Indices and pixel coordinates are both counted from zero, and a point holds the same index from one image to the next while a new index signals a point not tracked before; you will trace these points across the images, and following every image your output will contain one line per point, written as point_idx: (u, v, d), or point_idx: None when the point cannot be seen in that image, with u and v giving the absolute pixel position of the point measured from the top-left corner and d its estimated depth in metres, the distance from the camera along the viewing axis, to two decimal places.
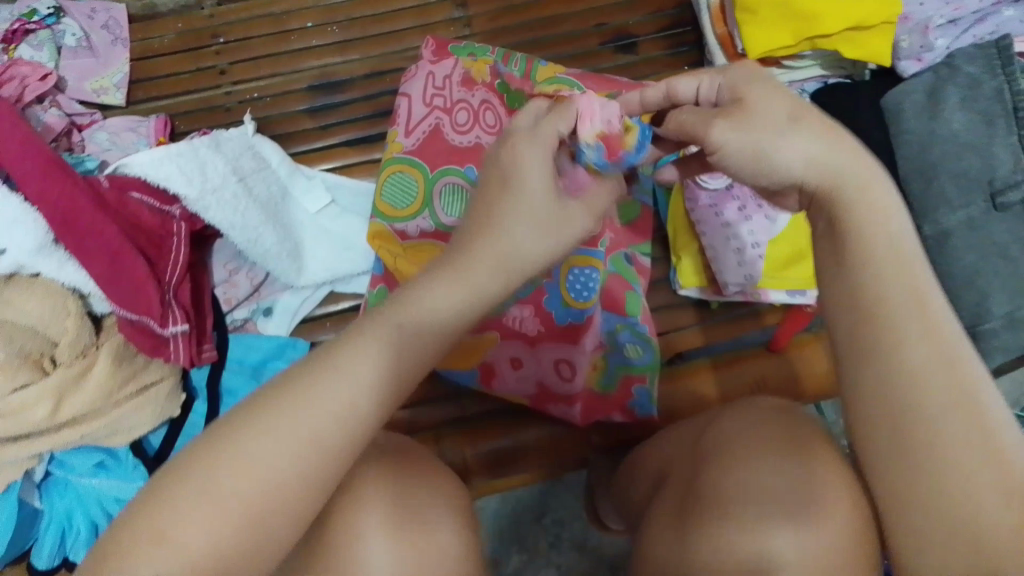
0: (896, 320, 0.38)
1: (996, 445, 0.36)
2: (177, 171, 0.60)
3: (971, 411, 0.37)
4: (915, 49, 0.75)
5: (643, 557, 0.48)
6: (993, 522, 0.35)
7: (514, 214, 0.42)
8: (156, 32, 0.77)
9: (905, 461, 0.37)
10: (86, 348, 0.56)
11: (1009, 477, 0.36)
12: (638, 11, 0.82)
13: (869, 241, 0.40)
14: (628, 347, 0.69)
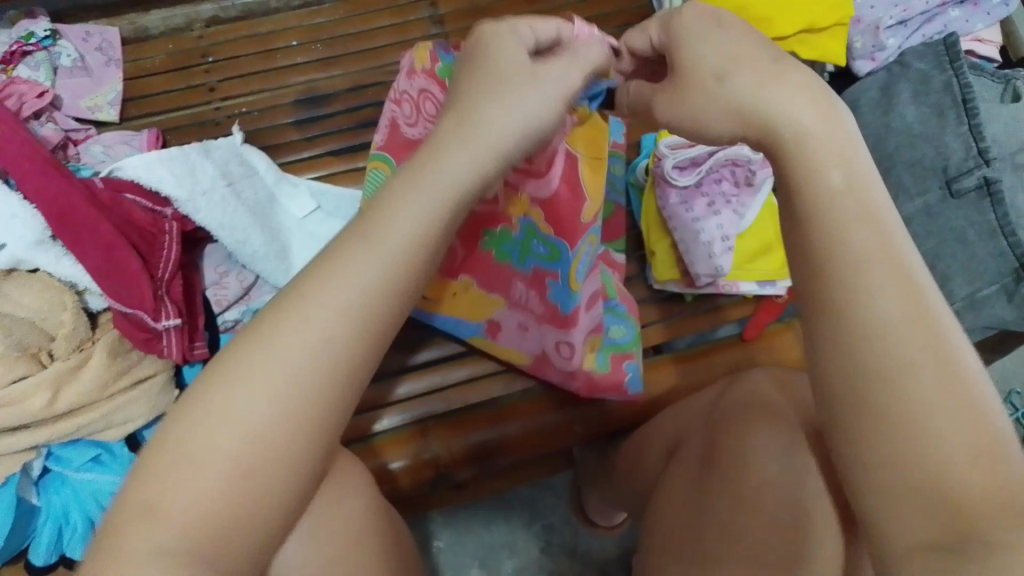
0: (856, 269, 0.36)
1: (981, 410, 0.33)
2: (169, 174, 0.64)
3: (950, 372, 0.34)
4: (868, 49, 0.80)
5: (658, 514, 0.53)
6: (974, 492, 0.32)
7: (493, 109, 0.42)
8: (148, 53, 0.81)
9: (882, 427, 0.34)
10: (82, 342, 0.60)
11: (988, 447, 0.32)
12: (606, 25, 0.86)
13: (829, 205, 0.38)
14: (610, 328, 0.71)
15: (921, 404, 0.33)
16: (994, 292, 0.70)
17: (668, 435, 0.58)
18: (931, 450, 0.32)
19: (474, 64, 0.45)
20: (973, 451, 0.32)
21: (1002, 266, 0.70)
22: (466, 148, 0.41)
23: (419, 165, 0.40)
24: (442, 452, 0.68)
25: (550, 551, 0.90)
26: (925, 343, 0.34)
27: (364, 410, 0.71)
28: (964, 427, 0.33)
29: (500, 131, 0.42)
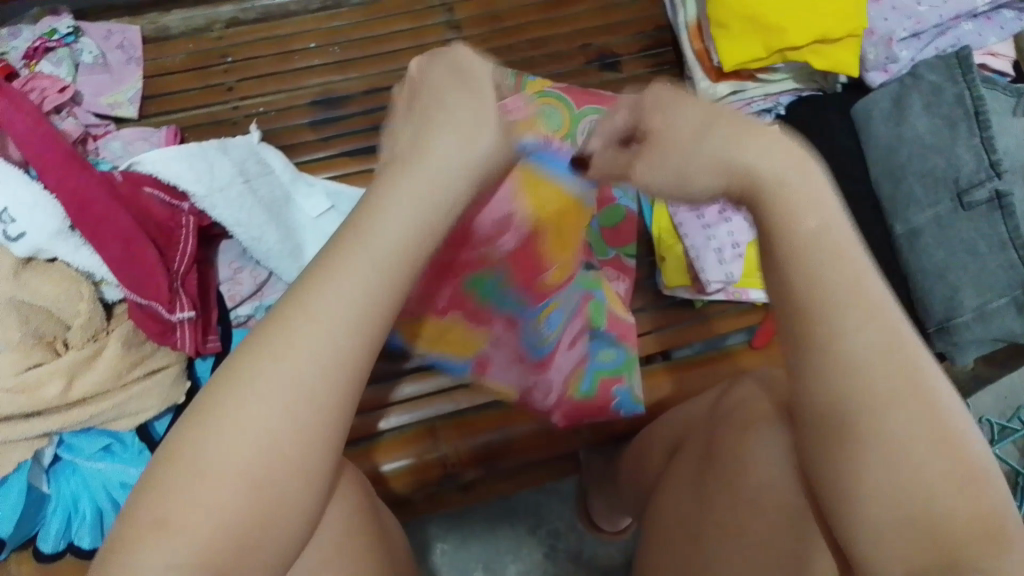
0: (824, 300, 0.36)
1: (947, 432, 0.34)
2: (187, 170, 0.65)
3: (918, 395, 0.34)
4: (881, 61, 0.81)
5: (658, 518, 0.52)
6: (952, 513, 0.33)
7: (441, 128, 0.40)
8: (168, 52, 0.82)
9: (852, 452, 0.35)
10: (97, 332, 0.61)
11: (961, 463, 0.34)
12: (621, 33, 0.87)
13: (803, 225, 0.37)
14: (600, 353, 0.73)
15: (897, 442, 0.34)
16: (1005, 304, 0.71)
17: (670, 436, 0.57)
18: (910, 480, 0.33)
19: (425, 91, 0.43)
20: (952, 488, 0.33)
21: (1012, 278, 0.71)
22: (432, 155, 0.39)
23: (392, 165, 0.39)
24: (450, 453, 0.69)
25: (554, 556, 0.90)
26: (899, 379, 0.35)
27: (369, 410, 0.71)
28: (941, 461, 0.33)
29: (450, 147, 0.39)
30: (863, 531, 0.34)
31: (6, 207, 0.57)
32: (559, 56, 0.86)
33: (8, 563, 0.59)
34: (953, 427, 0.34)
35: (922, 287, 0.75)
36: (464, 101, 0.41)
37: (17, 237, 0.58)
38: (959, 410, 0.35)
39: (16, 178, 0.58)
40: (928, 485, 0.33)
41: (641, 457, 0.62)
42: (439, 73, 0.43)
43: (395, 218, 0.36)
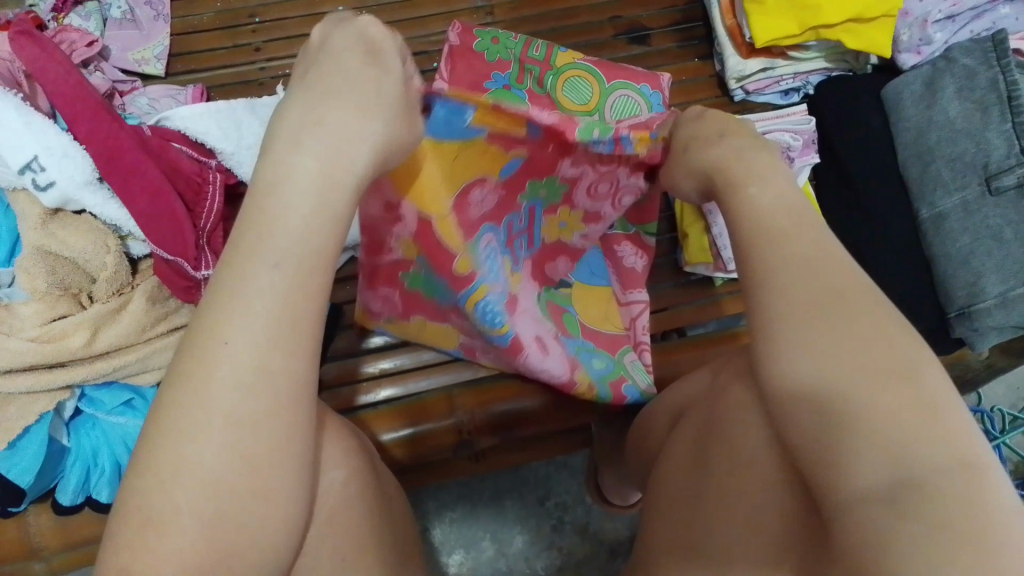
0: (820, 264, 0.41)
1: (919, 393, 0.35)
2: (215, 127, 0.64)
3: (893, 364, 0.36)
4: (914, 42, 0.80)
5: (666, 486, 0.53)
6: (936, 470, 0.33)
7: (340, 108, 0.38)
8: (196, 10, 0.81)
9: (831, 426, 0.36)
10: (123, 286, 0.61)
11: (928, 421, 0.34)
12: (650, 6, 0.86)
13: (796, 238, 0.43)
14: (592, 361, 0.66)
15: (851, 394, 0.36)
16: None
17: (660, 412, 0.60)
18: (887, 447, 0.34)
19: (312, 61, 0.40)
20: (902, 424, 0.34)
21: None
22: (326, 128, 0.37)
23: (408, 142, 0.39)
24: (465, 419, 0.72)
25: (561, 529, 0.91)
26: (858, 355, 0.37)
27: (368, 379, 0.73)
28: (897, 399, 0.35)
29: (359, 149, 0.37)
30: (838, 509, 0.35)
31: (36, 156, 0.57)
32: (587, 27, 0.85)
33: (27, 513, 0.60)
34: (910, 362, 0.36)
35: (946, 273, 0.74)
36: (371, 78, 0.40)
37: (46, 186, 0.57)
38: (937, 377, 0.36)
39: (47, 125, 0.57)
40: (884, 433, 0.34)
41: (643, 427, 0.63)
42: (342, 42, 0.41)
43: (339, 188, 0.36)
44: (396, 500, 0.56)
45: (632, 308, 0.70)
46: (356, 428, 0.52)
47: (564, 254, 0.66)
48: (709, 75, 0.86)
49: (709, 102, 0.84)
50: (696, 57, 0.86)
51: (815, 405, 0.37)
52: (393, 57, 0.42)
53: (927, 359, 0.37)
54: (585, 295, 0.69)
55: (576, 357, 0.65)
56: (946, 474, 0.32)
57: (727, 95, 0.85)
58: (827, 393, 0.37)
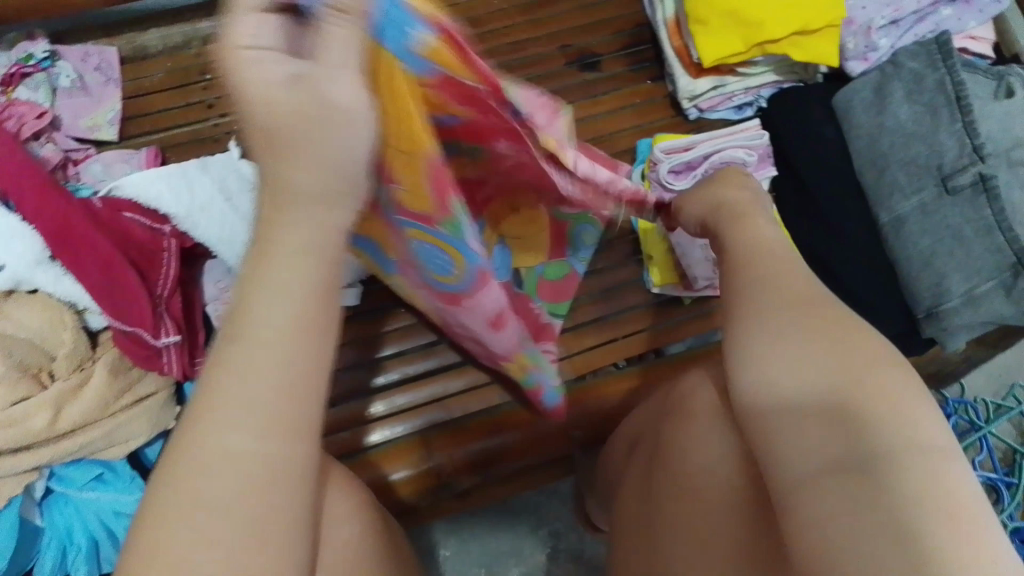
0: (792, 289, 0.48)
1: (902, 391, 0.41)
2: (167, 189, 0.64)
3: (879, 364, 0.42)
4: (860, 49, 0.81)
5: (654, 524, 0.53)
6: (913, 464, 0.38)
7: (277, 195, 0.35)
8: (146, 71, 0.82)
9: (835, 423, 0.41)
10: (82, 361, 0.61)
11: (905, 419, 0.40)
12: (598, 33, 0.87)
13: (768, 272, 0.49)
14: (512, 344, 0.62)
15: (859, 382, 0.41)
16: (993, 287, 0.71)
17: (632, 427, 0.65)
18: (875, 443, 0.39)
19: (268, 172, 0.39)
20: (899, 413, 0.40)
21: (999, 261, 0.71)
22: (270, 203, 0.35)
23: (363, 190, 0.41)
24: (444, 463, 0.71)
25: (557, 558, 0.93)
26: (853, 358, 0.43)
27: (346, 429, 0.73)
28: (884, 388, 0.41)
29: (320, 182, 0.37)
30: (821, 500, 0.40)
31: None
32: (539, 58, 0.86)
33: None
34: (896, 368, 0.42)
35: (908, 274, 0.75)
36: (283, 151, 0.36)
37: None
38: (915, 379, 0.42)
39: None
40: (876, 415, 0.40)
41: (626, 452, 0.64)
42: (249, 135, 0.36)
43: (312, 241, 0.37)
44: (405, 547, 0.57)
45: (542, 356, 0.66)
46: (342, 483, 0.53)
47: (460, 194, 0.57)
48: (662, 96, 0.86)
49: (662, 123, 0.84)
50: (649, 78, 0.86)
51: (813, 392, 0.43)
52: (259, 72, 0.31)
53: (908, 367, 0.43)
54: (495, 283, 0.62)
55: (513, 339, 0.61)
56: (925, 463, 0.38)
57: (681, 115, 0.85)
58: (824, 390, 0.42)
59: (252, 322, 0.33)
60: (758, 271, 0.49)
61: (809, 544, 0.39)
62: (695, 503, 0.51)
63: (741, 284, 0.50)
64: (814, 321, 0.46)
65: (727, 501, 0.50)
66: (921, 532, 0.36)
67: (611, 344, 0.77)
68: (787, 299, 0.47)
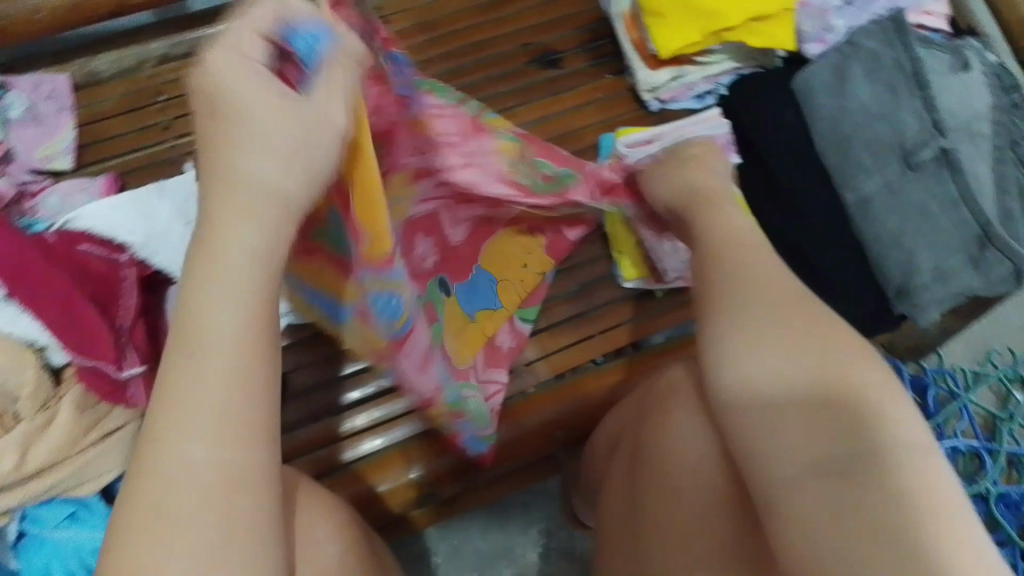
0: (760, 277, 0.46)
1: (880, 385, 0.41)
2: (124, 222, 0.65)
3: (857, 356, 0.42)
4: (817, 32, 0.80)
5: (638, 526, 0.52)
6: (903, 462, 0.38)
7: (229, 193, 0.37)
8: (101, 96, 0.80)
9: (821, 419, 0.40)
10: (47, 399, 0.60)
11: (888, 415, 0.39)
12: (555, 30, 0.87)
13: (734, 262, 0.48)
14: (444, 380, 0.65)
15: (842, 376, 0.41)
16: (962, 261, 0.73)
17: (612, 427, 0.64)
18: (863, 441, 0.39)
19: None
20: (882, 411, 0.39)
21: (966, 234, 0.73)
22: (229, 216, 0.36)
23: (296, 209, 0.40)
24: (426, 473, 0.70)
25: (549, 556, 0.93)
26: (832, 352, 0.42)
27: (322, 446, 0.72)
28: (865, 381, 0.41)
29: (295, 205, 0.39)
30: (801, 505, 0.39)
31: None
32: (498, 58, 0.85)
33: None
34: (870, 360, 0.42)
35: (876, 253, 0.75)
36: (243, 147, 0.37)
37: None
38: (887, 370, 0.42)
39: None
40: (860, 411, 0.40)
41: (608, 451, 0.64)
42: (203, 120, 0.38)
43: (261, 260, 0.37)
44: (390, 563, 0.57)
45: (489, 386, 0.69)
46: (319, 507, 0.52)
47: (416, 230, 0.62)
48: (623, 89, 0.85)
49: (625, 117, 0.84)
50: (609, 72, 0.86)
51: (794, 388, 0.41)
52: (246, 82, 0.38)
53: (874, 354, 0.43)
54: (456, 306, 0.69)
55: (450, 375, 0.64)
56: (915, 460, 0.38)
57: (643, 108, 0.85)
58: (805, 385, 0.41)
59: (213, 351, 0.35)
60: (729, 262, 0.48)
61: (800, 543, 0.39)
62: (674, 500, 0.51)
63: (714, 275, 0.48)
64: (789, 312, 0.44)
65: (705, 499, 0.49)
66: (914, 532, 0.35)
67: (588, 341, 0.77)
68: (759, 288, 0.46)
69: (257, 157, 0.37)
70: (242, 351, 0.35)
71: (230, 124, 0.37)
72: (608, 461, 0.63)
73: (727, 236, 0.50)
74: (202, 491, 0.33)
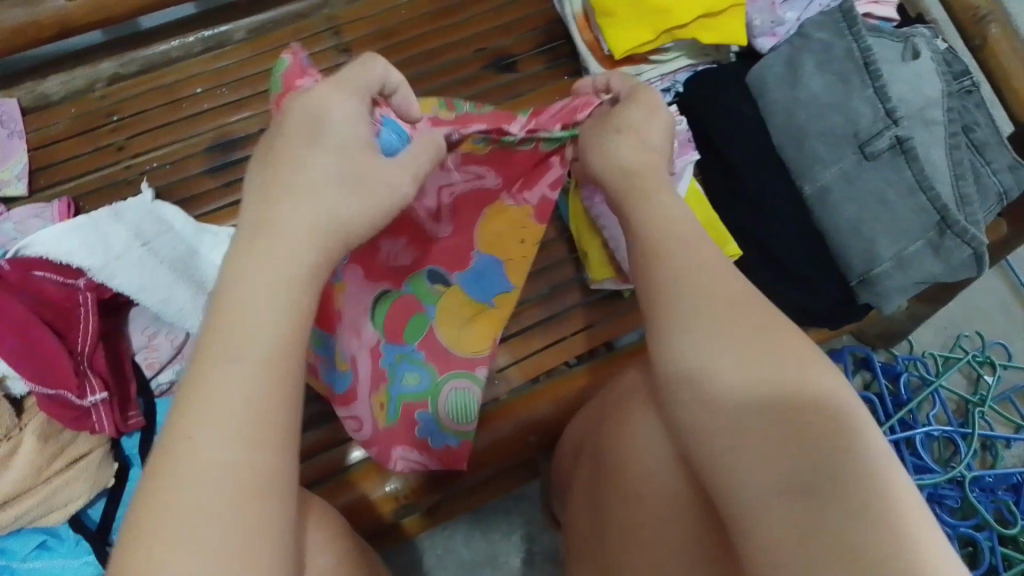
0: (722, 282, 0.46)
1: (841, 397, 0.41)
2: (79, 245, 0.62)
3: (818, 367, 0.42)
4: (767, 25, 0.82)
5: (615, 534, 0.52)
6: (872, 468, 0.38)
7: (293, 202, 0.41)
8: (52, 119, 0.79)
9: (789, 425, 0.40)
10: (10, 430, 0.58)
11: (851, 424, 0.40)
12: (510, 33, 0.87)
13: (694, 256, 0.48)
14: (405, 375, 0.68)
15: (804, 390, 0.41)
16: (920, 249, 0.74)
17: (577, 432, 0.64)
18: (834, 446, 0.39)
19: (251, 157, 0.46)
20: (845, 426, 0.40)
21: (925, 221, 0.73)
22: (292, 229, 0.40)
23: (256, 226, 0.40)
24: (400, 485, 0.70)
25: (533, 560, 0.92)
26: (795, 361, 0.42)
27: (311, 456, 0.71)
28: (826, 392, 0.41)
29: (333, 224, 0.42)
30: (773, 510, 0.39)
31: None
32: (455, 64, 0.85)
33: None
34: (828, 371, 0.43)
35: (838, 243, 0.76)
36: (331, 170, 0.43)
37: None
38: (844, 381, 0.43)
39: None
40: (827, 419, 0.40)
41: (573, 454, 0.64)
42: (299, 131, 0.43)
43: (282, 286, 0.38)
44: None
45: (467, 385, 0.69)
46: None
47: (388, 233, 0.61)
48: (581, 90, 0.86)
49: None
50: (566, 74, 0.86)
51: (761, 396, 0.41)
52: (337, 120, 0.44)
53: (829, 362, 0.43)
54: (457, 298, 0.70)
55: (398, 373, 0.68)
56: (883, 468, 0.38)
57: None
58: (772, 393, 0.41)
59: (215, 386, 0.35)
60: (675, 263, 0.47)
61: (762, 558, 0.38)
62: (639, 507, 0.51)
63: (662, 278, 0.47)
64: (749, 323, 0.44)
65: (670, 511, 0.49)
66: (880, 541, 0.35)
67: (562, 342, 0.77)
68: (720, 288, 0.46)
69: (339, 183, 0.42)
70: (235, 386, 0.36)
71: (314, 154, 0.43)
72: (574, 466, 0.64)
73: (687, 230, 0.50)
74: (163, 519, 0.33)
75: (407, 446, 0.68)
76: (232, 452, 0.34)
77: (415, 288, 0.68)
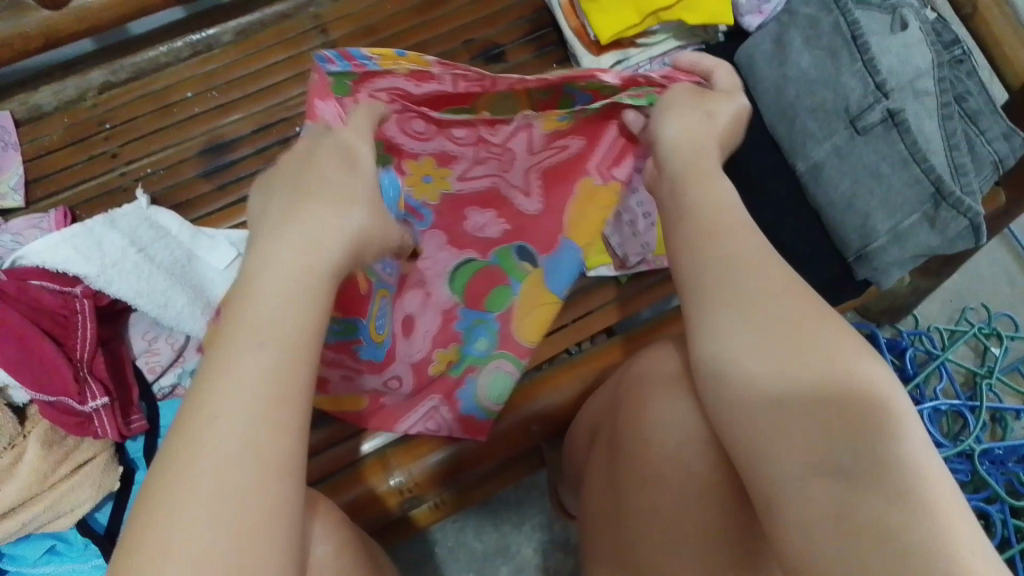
0: (739, 263, 0.45)
1: (877, 380, 0.39)
2: (74, 253, 0.62)
3: (855, 351, 0.40)
4: (754, 3, 0.81)
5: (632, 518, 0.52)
6: (906, 459, 0.36)
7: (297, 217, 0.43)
8: (44, 130, 0.80)
9: (818, 415, 0.39)
10: (13, 438, 0.60)
11: (889, 412, 0.38)
12: (496, 24, 0.86)
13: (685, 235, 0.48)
14: (478, 339, 0.71)
15: (846, 373, 0.39)
16: (917, 221, 0.73)
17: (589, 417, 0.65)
18: (863, 438, 0.37)
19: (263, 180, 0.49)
20: (884, 414, 0.38)
21: (918, 194, 0.72)
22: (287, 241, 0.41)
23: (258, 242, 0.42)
24: (404, 477, 0.70)
25: (544, 549, 0.93)
26: (828, 346, 0.40)
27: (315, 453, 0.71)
28: (860, 376, 0.39)
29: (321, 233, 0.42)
30: (796, 501, 0.38)
31: None
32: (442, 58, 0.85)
33: None
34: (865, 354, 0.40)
35: (833, 220, 0.76)
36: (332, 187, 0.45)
37: None
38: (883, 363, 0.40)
39: None
40: (860, 406, 0.38)
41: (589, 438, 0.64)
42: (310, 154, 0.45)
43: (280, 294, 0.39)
44: (386, 567, 0.58)
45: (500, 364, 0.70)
46: None
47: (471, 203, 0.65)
48: None
49: None
50: (555, 62, 0.86)
51: (791, 383, 0.40)
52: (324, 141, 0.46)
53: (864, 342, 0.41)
54: (541, 282, 0.70)
55: (477, 336, 0.71)
56: (919, 459, 0.36)
57: None
58: (799, 381, 0.40)
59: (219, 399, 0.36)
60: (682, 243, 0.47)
61: (796, 548, 0.38)
62: (666, 492, 0.51)
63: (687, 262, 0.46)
64: (769, 305, 0.42)
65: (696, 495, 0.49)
66: (904, 536, 0.34)
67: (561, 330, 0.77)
68: (727, 268, 0.45)
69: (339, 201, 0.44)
70: (239, 394, 0.36)
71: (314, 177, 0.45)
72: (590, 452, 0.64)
73: (677, 209, 0.50)
74: (158, 514, 0.33)
75: (441, 396, 0.70)
76: (235, 449, 0.35)
77: (502, 261, 0.69)
